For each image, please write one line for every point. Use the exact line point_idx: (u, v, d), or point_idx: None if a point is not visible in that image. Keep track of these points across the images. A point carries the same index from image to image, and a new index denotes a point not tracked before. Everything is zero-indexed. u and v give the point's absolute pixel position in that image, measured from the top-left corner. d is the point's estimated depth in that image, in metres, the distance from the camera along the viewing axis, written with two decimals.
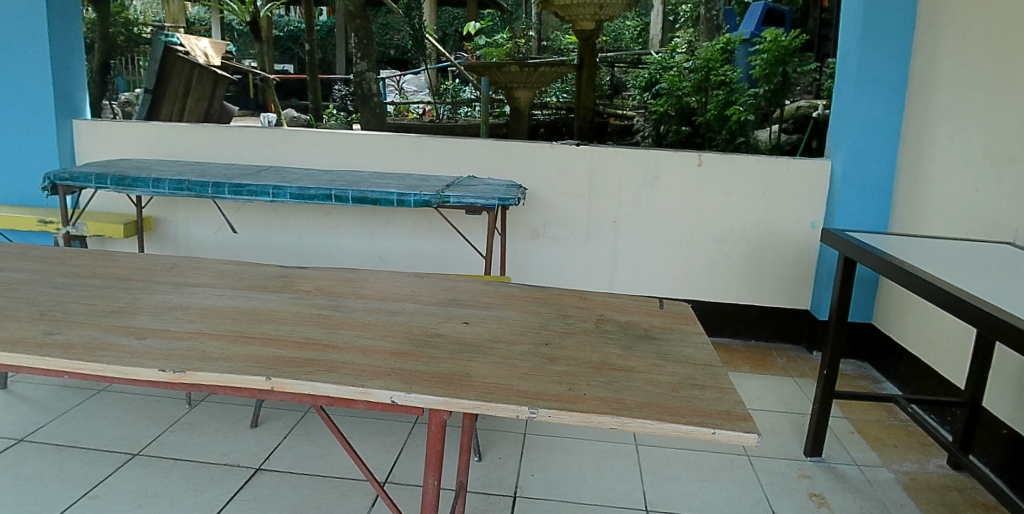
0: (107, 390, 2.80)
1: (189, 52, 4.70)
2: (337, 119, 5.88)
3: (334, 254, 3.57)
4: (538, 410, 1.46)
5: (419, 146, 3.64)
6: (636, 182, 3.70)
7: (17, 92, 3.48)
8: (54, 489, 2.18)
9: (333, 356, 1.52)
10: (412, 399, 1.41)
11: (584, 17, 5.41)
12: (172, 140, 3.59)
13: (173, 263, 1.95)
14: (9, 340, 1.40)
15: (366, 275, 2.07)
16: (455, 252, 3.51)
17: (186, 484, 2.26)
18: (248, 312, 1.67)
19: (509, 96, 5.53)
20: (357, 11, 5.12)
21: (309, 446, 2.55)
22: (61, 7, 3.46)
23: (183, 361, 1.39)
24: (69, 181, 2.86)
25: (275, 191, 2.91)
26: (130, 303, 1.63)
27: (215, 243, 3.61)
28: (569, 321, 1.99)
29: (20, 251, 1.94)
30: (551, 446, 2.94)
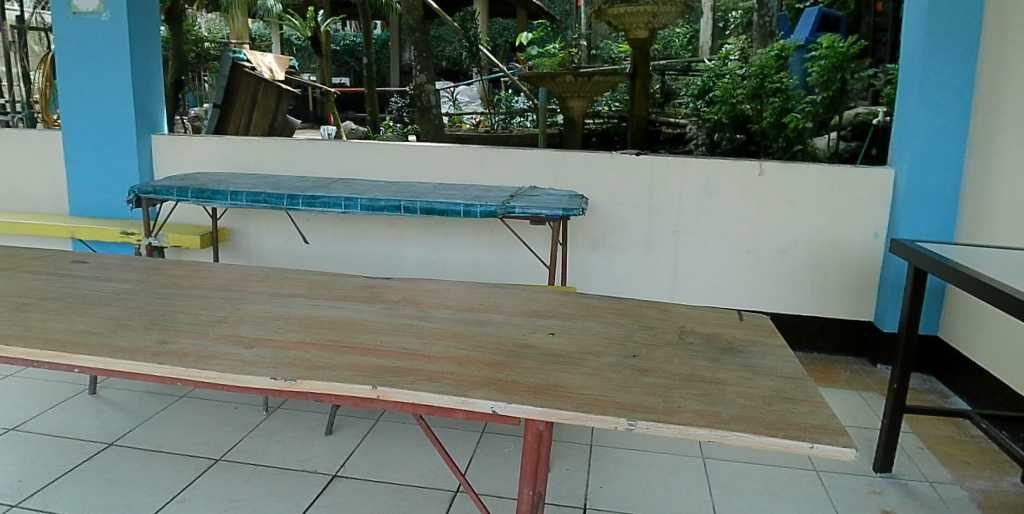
0: (188, 396, 2.88)
1: (255, 67, 4.82)
2: (394, 130, 5.96)
3: (397, 264, 3.61)
4: (636, 422, 1.45)
5: (481, 157, 3.66)
6: (697, 191, 3.66)
7: (101, 109, 3.62)
8: (144, 491, 2.25)
9: (431, 366, 1.54)
10: (513, 410, 1.42)
11: (637, 26, 5.40)
12: (244, 153, 3.69)
13: (266, 274, 2.00)
14: (128, 348, 1.45)
15: (449, 286, 2.08)
16: (516, 263, 3.52)
17: (267, 489, 2.31)
18: (344, 322, 1.71)
19: (563, 106, 5.53)
20: (417, 24, 5.18)
21: (381, 454, 2.58)
22: (142, 26, 3.57)
23: (292, 369, 1.43)
24: (153, 194, 2.97)
25: (347, 203, 2.97)
26: (232, 313, 1.68)
27: (285, 252, 3.69)
28: (652, 333, 1.97)
29: (123, 262, 2.01)
30: (619, 458, 2.92)
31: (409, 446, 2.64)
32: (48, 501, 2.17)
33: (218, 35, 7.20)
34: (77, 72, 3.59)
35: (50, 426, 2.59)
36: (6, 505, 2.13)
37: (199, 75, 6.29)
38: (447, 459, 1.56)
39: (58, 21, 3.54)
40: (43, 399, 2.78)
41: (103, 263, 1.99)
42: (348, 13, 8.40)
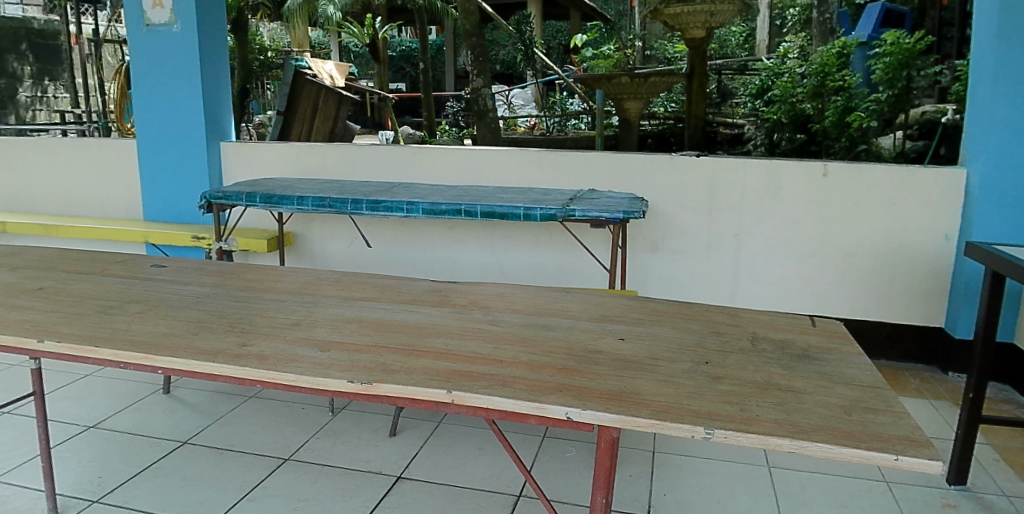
0: (257, 396, 2.95)
1: (317, 74, 4.90)
2: (450, 134, 6.01)
3: (457, 267, 3.63)
4: (714, 430, 1.42)
5: (539, 159, 3.65)
6: (759, 193, 3.57)
7: (173, 118, 3.74)
8: (217, 489, 2.31)
9: (503, 370, 1.53)
10: (588, 416, 1.41)
11: (694, 25, 5.32)
12: (308, 159, 3.77)
13: (337, 277, 2.03)
14: (210, 350, 1.49)
15: (515, 290, 2.08)
16: (575, 267, 3.49)
17: (336, 489, 2.34)
18: (415, 325, 1.72)
19: (619, 107, 5.49)
20: (473, 29, 5.21)
21: (444, 456, 2.59)
22: (210, 37, 3.66)
23: (368, 373, 1.44)
24: (223, 200, 3.06)
25: (409, 207, 3.00)
26: (306, 316, 1.71)
27: (347, 255, 3.76)
28: (724, 340, 1.93)
29: (200, 266, 2.07)
30: (682, 466, 2.87)
31: (471, 450, 2.65)
32: (126, 497, 2.25)
33: (279, 44, 7.38)
34: (150, 82, 3.72)
35: (128, 424, 2.68)
36: (87, 500, 2.22)
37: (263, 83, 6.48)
38: (520, 466, 1.55)
39: (133, 34, 3.68)
40: (120, 398, 2.88)
41: (182, 267, 2.05)
42: (403, 19, 8.50)
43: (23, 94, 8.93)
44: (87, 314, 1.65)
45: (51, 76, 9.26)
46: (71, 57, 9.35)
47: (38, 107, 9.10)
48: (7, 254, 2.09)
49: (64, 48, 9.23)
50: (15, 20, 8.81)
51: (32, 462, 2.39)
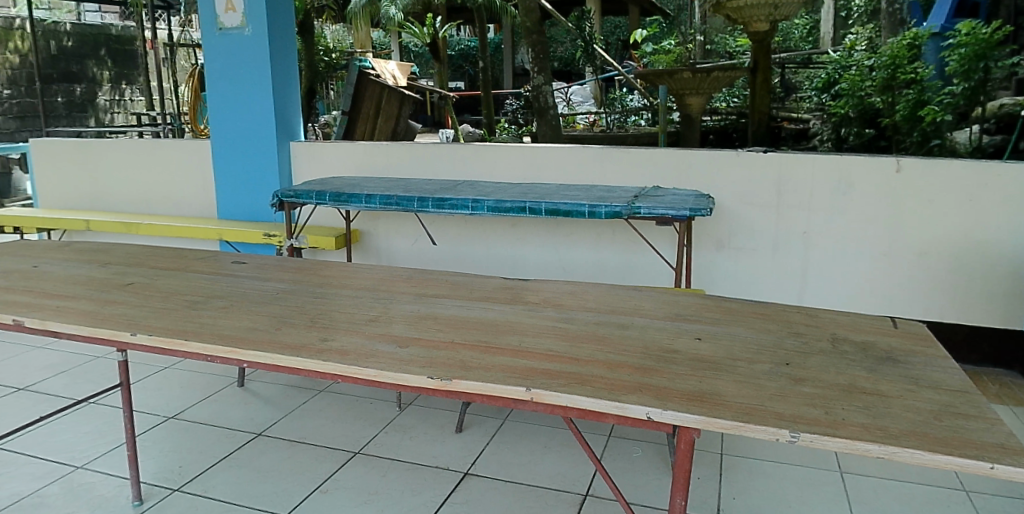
0: (327, 391, 3.01)
1: (381, 74, 4.97)
2: (509, 132, 6.01)
3: (520, 264, 3.63)
4: (800, 434, 1.37)
5: (602, 156, 3.62)
6: (829, 190, 3.45)
7: (246, 119, 3.84)
8: (289, 480, 2.37)
9: (580, 369, 1.52)
10: (670, 417, 1.38)
11: (758, 18, 5.18)
12: (374, 158, 3.83)
13: (409, 274, 2.05)
14: (293, 344, 1.52)
15: (587, 288, 2.06)
16: (639, 264, 3.45)
17: (405, 484, 2.38)
18: (490, 323, 1.72)
19: (681, 103, 5.40)
20: (534, 26, 5.21)
21: (510, 453, 2.60)
22: (281, 39, 3.75)
23: (447, 369, 1.45)
24: (294, 197, 3.13)
25: (474, 204, 3.02)
26: (383, 312, 1.73)
27: (412, 253, 3.80)
28: (803, 341, 1.88)
29: (279, 262, 2.12)
30: (751, 469, 2.80)
31: (537, 448, 2.64)
32: (205, 486, 2.32)
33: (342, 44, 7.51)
34: (224, 84, 3.83)
35: (205, 415, 2.77)
36: (169, 489, 2.30)
37: (328, 84, 6.62)
38: (597, 467, 1.54)
39: (207, 37, 3.79)
40: (197, 390, 2.97)
41: (263, 263, 2.10)
42: (462, 18, 8.55)
43: (103, 98, 9.38)
44: (176, 307, 1.70)
45: (128, 80, 9.68)
46: (146, 62, 9.75)
47: (116, 110, 9.55)
48: (98, 250, 2.18)
49: (140, 53, 9.62)
50: (95, 27, 9.25)
51: (117, 451, 2.49)
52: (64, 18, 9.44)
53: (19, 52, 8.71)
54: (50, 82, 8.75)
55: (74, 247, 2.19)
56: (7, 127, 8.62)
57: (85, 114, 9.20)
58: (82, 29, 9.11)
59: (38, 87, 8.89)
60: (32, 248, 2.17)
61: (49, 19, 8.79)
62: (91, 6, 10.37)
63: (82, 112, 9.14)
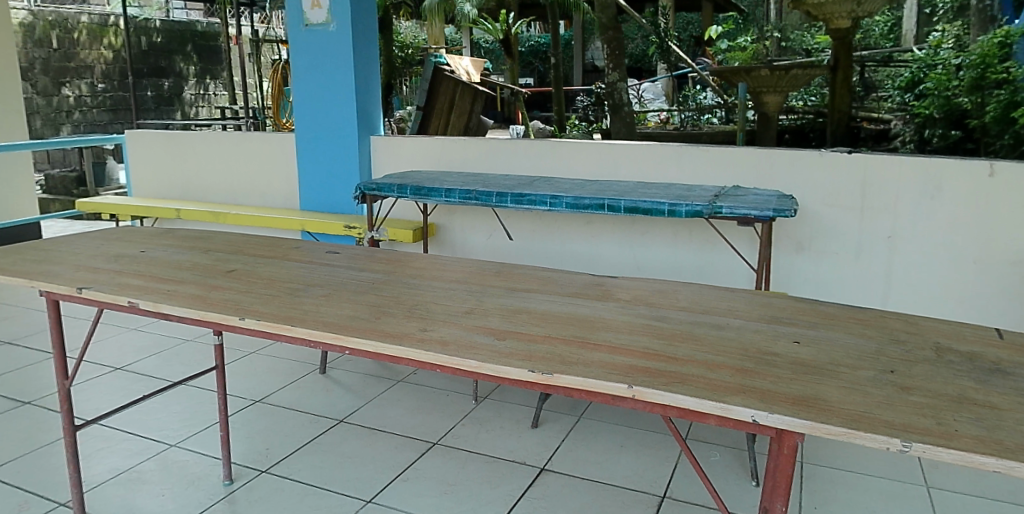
0: (405, 381, 3.06)
1: (455, 70, 5.00)
2: (579, 128, 6.00)
3: (595, 261, 3.61)
4: (911, 443, 1.30)
5: (680, 154, 3.56)
6: (915, 194, 3.28)
7: (329, 113, 3.93)
8: (371, 467, 2.41)
9: (680, 368, 1.50)
10: (775, 420, 1.35)
11: (839, 15, 5.10)
12: (451, 153, 3.87)
13: (498, 268, 2.06)
14: (394, 332, 1.54)
15: (678, 286, 2.04)
16: (716, 265, 3.38)
17: (483, 476, 2.40)
18: (584, 319, 1.71)
19: (757, 102, 5.29)
20: (609, 22, 5.18)
21: (586, 451, 2.59)
22: (364, 35, 3.82)
23: (546, 363, 1.45)
24: (376, 191, 3.19)
25: (553, 201, 3.02)
26: (478, 305, 1.75)
27: (487, 247, 3.83)
28: (905, 349, 1.79)
29: (372, 252, 2.16)
30: (831, 479, 2.71)
31: (613, 447, 2.62)
32: (290, 469, 2.39)
33: (418, 41, 7.62)
34: (309, 80, 3.93)
35: (289, 400, 2.85)
36: (257, 470, 2.37)
37: (404, 82, 6.77)
38: (694, 466, 1.52)
39: (294, 33, 3.90)
40: (282, 376, 3.07)
41: (357, 253, 2.15)
42: (534, 14, 8.57)
43: (188, 93, 9.82)
44: (278, 292, 1.75)
45: (212, 75, 10.06)
46: (229, 58, 10.10)
47: (201, 104, 9.99)
48: (198, 237, 2.26)
49: (223, 49, 9.98)
50: (182, 24, 9.64)
51: (207, 431, 2.59)
52: (155, 14, 9.90)
53: (113, 48, 9.17)
54: (142, 77, 9.20)
55: (176, 234, 2.28)
56: (101, 120, 9.11)
57: (172, 107, 9.65)
58: (170, 25, 9.49)
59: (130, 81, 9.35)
60: (137, 234, 2.27)
61: (141, 16, 9.20)
62: (179, 2, 10.79)
63: (169, 106, 9.57)
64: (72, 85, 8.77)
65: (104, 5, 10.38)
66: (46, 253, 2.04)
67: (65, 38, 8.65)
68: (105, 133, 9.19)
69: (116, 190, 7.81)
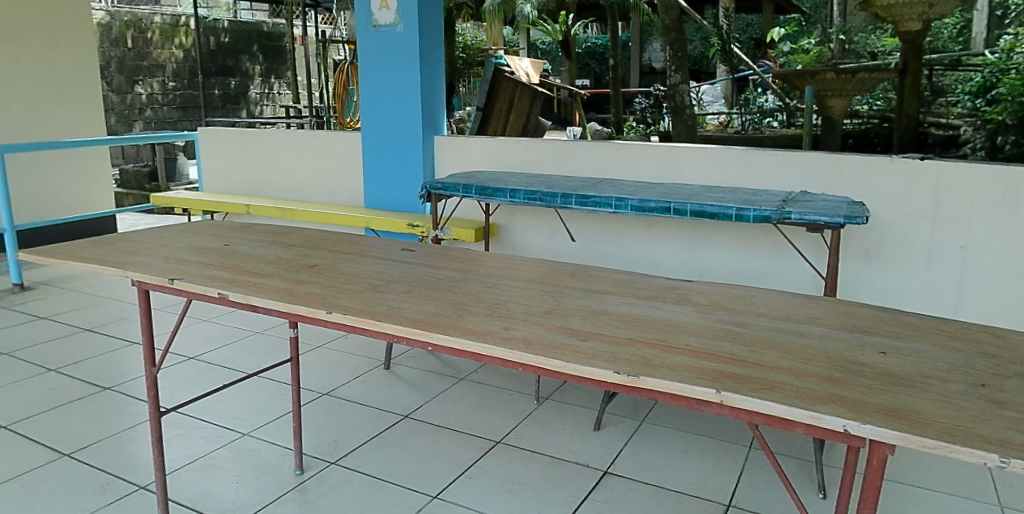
0: (467, 379, 3.09)
1: (516, 72, 5.02)
2: (637, 131, 5.98)
3: (656, 264, 3.58)
4: (1012, 460, 1.22)
5: (745, 158, 3.50)
6: (991, 204, 3.13)
7: (395, 113, 3.99)
8: (436, 464, 2.44)
9: (765, 375, 1.48)
10: (867, 430, 1.31)
11: (908, 17, 4.96)
12: (514, 154, 3.89)
13: (573, 269, 2.06)
14: (476, 329, 1.56)
15: (755, 293, 2.01)
16: (782, 270, 3.31)
17: (548, 477, 2.40)
18: (663, 322, 1.70)
19: (821, 106, 5.26)
20: (673, 25, 5.18)
21: (650, 456, 2.57)
22: (431, 36, 3.86)
23: (631, 365, 1.44)
24: (441, 190, 3.22)
25: (618, 203, 3.00)
26: (556, 305, 1.75)
27: (548, 248, 3.85)
28: (998, 362, 1.69)
29: (447, 250, 2.19)
30: (901, 495, 2.60)
31: (677, 453, 2.60)
32: (358, 462, 2.43)
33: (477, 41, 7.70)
34: (376, 80, 4.00)
35: (355, 394, 2.90)
36: (326, 462, 2.42)
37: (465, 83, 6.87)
38: (776, 469, 1.51)
39: (362, 34, 3.97)
40: (347, 370, 3.12)
41: (433, 250, 2.18)
42: (593, 15, 8.56)
43: (254, 91, 10.08)
44: (361, 288, 1.78)
45: (276, 74, 10.28)
46: (293, 58, 10.34)
47: (265, 103, 10.23)
48: (278, 232, 2.32)
49: (287, 49, 10.21)
50: (249, 24, 9.88)
51: (277, 422, 2.65)
52: (224, 14, 10.20)
53: (183, 47, 9.43)
54: (210, 76, 9.49)
55: (256, 229, 2.34)
56: (171, 117, 9.40)
57: (238, 106, 9.91)
58: (237, 25, 9.76)
59: (198, 79, 9.63)
60: (219, 228, 2.34)
61: (210, 17, 9.50)
62: (245, 3, 11.08)
63: (235, 104, 9.86)
64: (144, 83, 9.08)
65: (176, 6, 10.74)
66: (136, 245, 2.11)
67: (139, 37, 8.97)
68: (174, 130, 9.47)
69: (186, 186, 8.06)
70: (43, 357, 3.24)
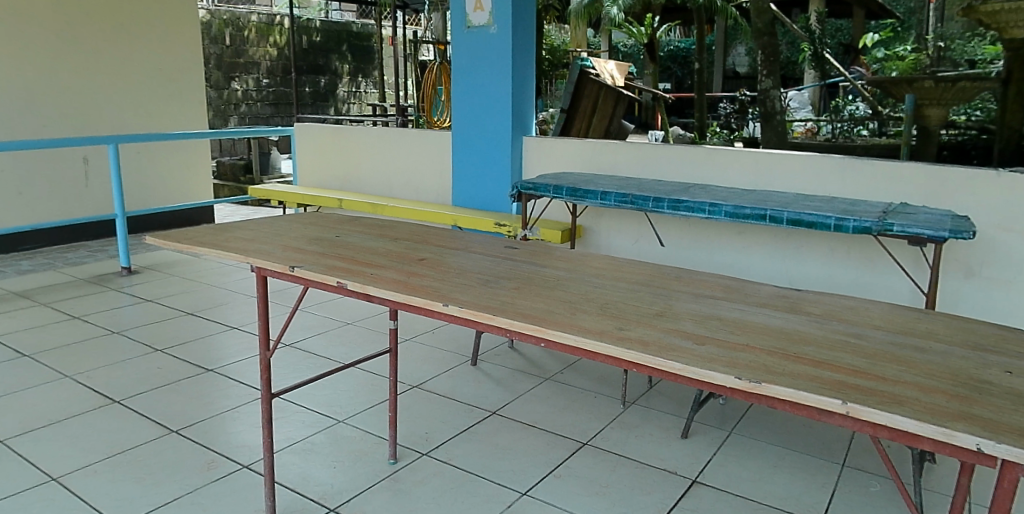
0: (553, 379, 3.11)
1: (601, 74, 5.03)
2: (722, 135, 5.88)
3: (745, 272, 3.53)
4: None
5: (842, 168, 3.40)
6: None
7: (485, 113, 4.05)
8: (524, 461, 2.46)
9: (891, 389, 1.42)
10: (1004, 451, 1.21)
11: (1013, 23, 4.88)
12: (602, 156, 3.89)
13: (677, 274, 2.05)
14: (591, 328, 1.57)
15: (868, 306, 1.94)
16: (878, 283, 3.20)
17: (635, 482, 2.38)
18: (779, 330, 1.67)
19: (917, 115, 5.13)
20: (766, 30, 5.28)
21: (738, 468, 2.52)
22: (523, 39, 3.90)
23: (753, 372, 1.43)
24: (533, 190, 3.27)
25: (712, 209, 2.97)
26: (668, 308, 1.74)
27: (634, 252, 3.85)
28: None
29: (551, 250, 2.20)
30: None
31: (766, 467, 2.54)
32: (449, 455, 2.48)
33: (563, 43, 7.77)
34: (468, 81, 4.07)
35: (444, 388, 2.96)
36: (418, 452, 2.48)
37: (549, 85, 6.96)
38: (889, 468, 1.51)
39: (456, 36, 4.05)
40: (436, 364, 3.19)
41: (538, 249, 2.20)
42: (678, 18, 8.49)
43: (342, 90, 10.39)
44: (472, 283, 1.82)
45: (364, 74, 10.54)
46: (380, 57, 10.59)
47: (353, 101, 10.52)
48: (385, 225, 2.39)
49: (375, 48, 10.47)
50: (340, 24, 10.19)
51: (372, 410, 2.73)
52: (317, 15, 10.56)
53: (277, 46, 9.79)
54: (301, 74, 9.84)
55: (363, 221, 2.42)
56: (264, 113, 9.77)
57: (327, 104, 10.24)
58: (329, 25, 10.09)
59: (291, 77, 9.98)
60: (328, 220, 2.43)
61: (304, 17, 9.85)
62: (337, 5, 11.43)
63: (324, 102, 10.19)
64: (241, 80, 9.46)
65: (274, 6, 11.19)
66: (255, 233, 2.22)
67: (237, 36, 9.36)
68: (267, 125, 9.84)
69: (276, 179, 8.35)
70: (150, 337, 3.43)
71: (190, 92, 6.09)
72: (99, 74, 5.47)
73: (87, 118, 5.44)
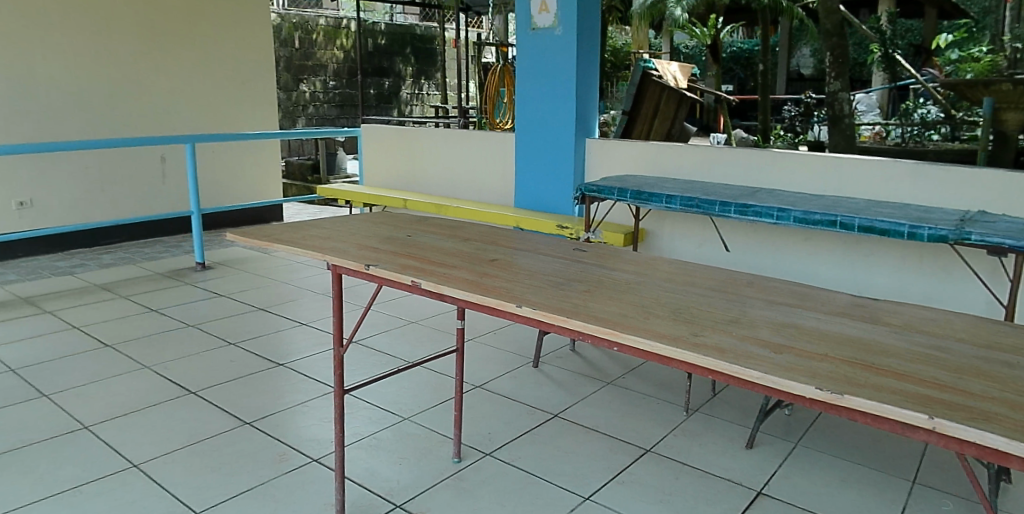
0: (615, 384, 3.11)
1: (663, 76, 5.00)
2: (786, 139, 5.78)
3: (813, 279, 3.46)
4: None
5: (916, 174, 3.29)
6: None
7: (549, 115, 4.07)
8: (587, 465, 2.47)
9: (978, 405, 1.38)
10: None
11: None
12: (666, 159, 3.87)
13: (750, 280, 2.03)
14: (665, 333, 1.57)
15: (951, 318, 1.88)
16: (954, 294, 3.09)
17: (698, 491, 2.37)
18: (859, 341, 1.64)
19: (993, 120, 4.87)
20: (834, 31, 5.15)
21: (805, 481, 2.48)
22: (587, 42, 3.90)
23: (834, 383, 1.41)
24: (597, 192, 3.29)
25: (780, 214, 2.93)
26: (742, 315, 1.73)
27: (697, 256, 3.81)
28: None
29: (621, 253, 2.21)
30: None
31: (834, 480, 2.48)
32: (512, 455, 2.51)
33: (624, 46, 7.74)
34: (532, 84, 4.10)
35: (506, 388, 2.99)
36: (481, 452, 2.51)
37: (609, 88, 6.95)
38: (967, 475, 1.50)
39: (521, 37, 4.09)
40: (498, 364, 3.22)
41: (608, 252, 2.21)
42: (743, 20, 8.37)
43: (405, 92, 10.56)
44: (545, 285, 1.84)
45: (426, 76, 10.69)
46: (443, 59, 10.73)
47: (415, 103, 10.69)
48: (455, 226, 2.44)
49: (438, 50, 10.61)
50: (404, 27, 10.36)
51: (436, 408, 2.79)
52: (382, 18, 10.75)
53: (344, 49, 10.01)
54: (366, 76, 10.05)
55: (433, 222, 2.47)
56: (330, 114, 10.01)
57: (390, 105, 10.44)
58: (394, 28, 10.27)
59: (356, 79, 10.20)
60: (400, 220, 2.49)
61: (369, 20, 10.03)
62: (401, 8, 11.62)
63: (388, 103, 10.39)
64: (308, 82, 9.72)
65: (341, 10, 11.44)
66: (330, 232, 2.29)
67: (305, 39, 9.61)
68: (333, 126, 10.09)
69: (341, 179, 8.56)
70: (223, 331, 3.57)
71: (260, 95, 6.28)
72: (176, 78, 5.70)
73: (165, 119, 5.67)
